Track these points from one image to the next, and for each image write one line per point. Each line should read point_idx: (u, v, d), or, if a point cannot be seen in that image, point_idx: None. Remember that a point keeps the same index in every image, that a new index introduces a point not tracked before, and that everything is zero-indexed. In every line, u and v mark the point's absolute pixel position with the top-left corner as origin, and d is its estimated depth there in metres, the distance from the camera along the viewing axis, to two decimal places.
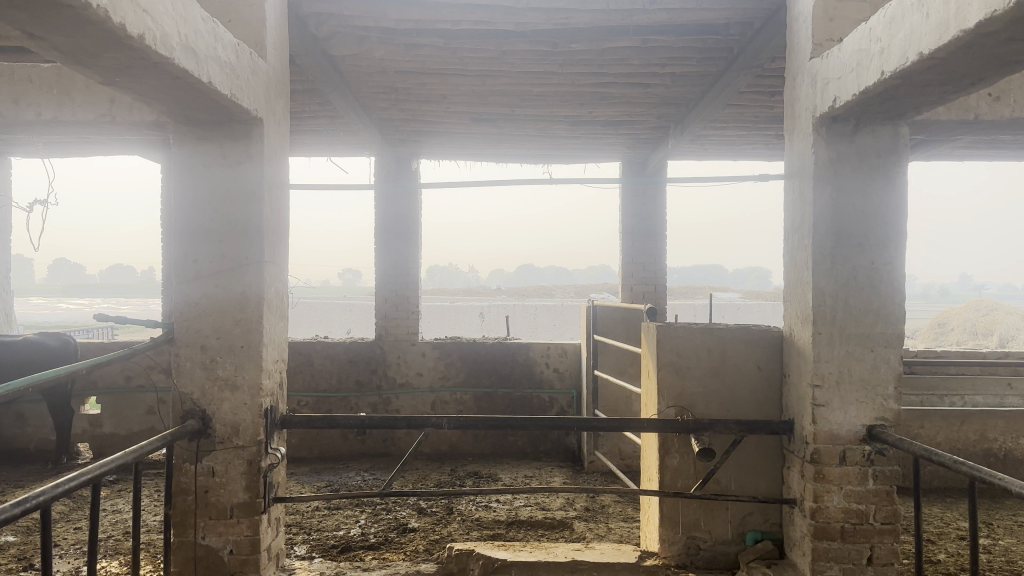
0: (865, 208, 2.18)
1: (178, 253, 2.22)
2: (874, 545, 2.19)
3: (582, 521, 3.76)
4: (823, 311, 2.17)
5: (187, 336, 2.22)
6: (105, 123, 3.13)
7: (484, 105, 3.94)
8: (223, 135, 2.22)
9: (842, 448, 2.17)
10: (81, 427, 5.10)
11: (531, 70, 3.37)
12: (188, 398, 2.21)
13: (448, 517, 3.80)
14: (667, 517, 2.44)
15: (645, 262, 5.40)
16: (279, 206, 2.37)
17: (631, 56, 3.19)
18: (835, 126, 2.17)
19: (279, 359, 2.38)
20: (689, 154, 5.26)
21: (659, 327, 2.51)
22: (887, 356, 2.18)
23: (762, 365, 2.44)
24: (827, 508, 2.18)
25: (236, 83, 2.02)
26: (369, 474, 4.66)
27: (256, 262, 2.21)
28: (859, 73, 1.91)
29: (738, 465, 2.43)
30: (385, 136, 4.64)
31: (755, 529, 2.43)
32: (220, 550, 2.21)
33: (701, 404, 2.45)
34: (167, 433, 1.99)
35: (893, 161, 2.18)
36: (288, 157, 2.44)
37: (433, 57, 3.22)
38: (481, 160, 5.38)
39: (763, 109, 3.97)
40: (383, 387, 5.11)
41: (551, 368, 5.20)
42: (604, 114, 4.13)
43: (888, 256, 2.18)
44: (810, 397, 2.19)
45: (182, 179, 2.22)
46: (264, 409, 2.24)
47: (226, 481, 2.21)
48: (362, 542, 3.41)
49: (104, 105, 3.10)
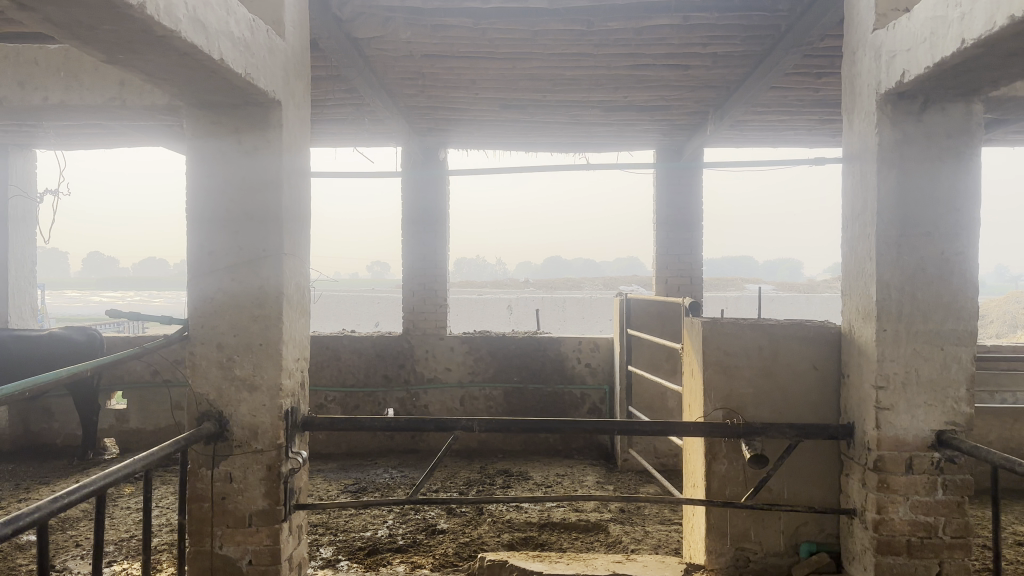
0: (934, 193, 1.98)
1: (193, 246, 2.10)
2: (944, 561, 2.00)
3: (618, 524, 3.60)
4: (888, 306, 1.99)
5: (204, 333, 2.09)
6: (114, 108, 2.99)
7: (514, 90, 3.78)
8: (238, 120, 2.08)
9: (908, 456, 1.99)
10: (108, 422, 5.03)
11: (564, 51, 3.20)
12: (204, 399, 2.09)
13: (478, 519, 3.67)
14: (714, 527, 2.28)
15: (679, 254, 5.21)
16: (300, 197, 2.23)
17: (670, 35, 3.02)
18: (901, 103, 1.99)
19: (300, 358, 2.25)
20: (727, 140, 5.06)
21: (704, 323, 2.34)
22: (958, 355, 1.99)
23: (819, 364, 2.25)
24: (891, 521, 2.00)
25: (250, 61, 1.88)
26: (397, 472, 4.54)
27: (274, 255, 2.08)
28: (933, 43, 1.73)
29: (791, 472, 2.25)
30: (412, 125, 4.51)
31: (810, 541, 2.25)
32: (238, 560, 2.08)
33: (751, 407, 2.28)
34: (180, 438, 1.87)
35: (965, 142, 1.98)
36: (309, 143, 2.30)
37: (461, 39, 3.07)
38: (511, 150, 5.21)
39: (807, 92, 3.76)
40: (411, 383, 4.99)
41: (583, 363, 5.02)
42: (639, 99, 3.95)
43: (961, 245, 1.98)
44: (873, 399, 2.01)
45: (197, 168, 2.10)
46: (284, 410, 2.10)
47: (245, 488, 2.08)
48: (391, 544, 3.28)
49: (113, 88, 2.96)
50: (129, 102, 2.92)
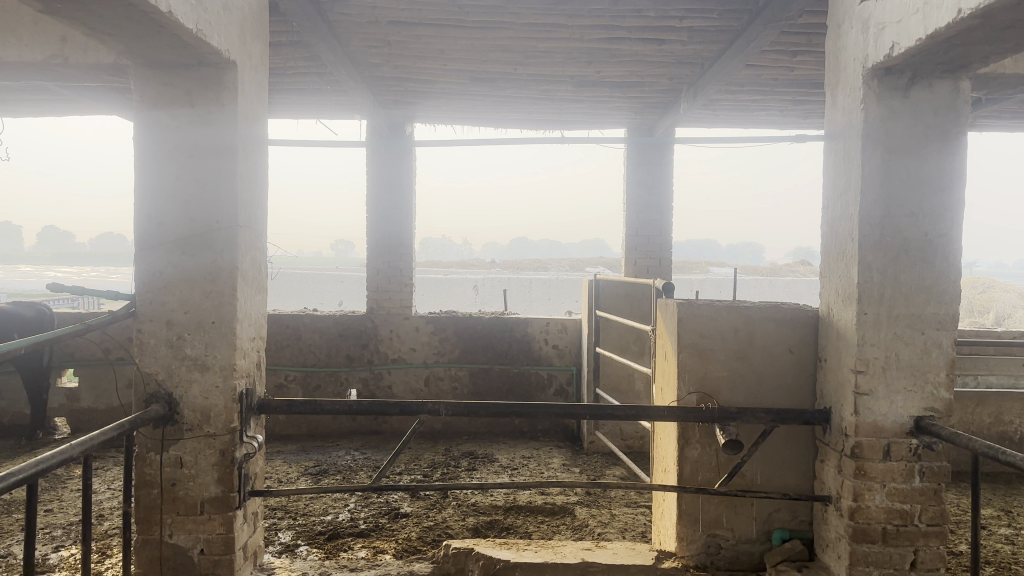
0: (919, 173, 1.92)
1: (141, 216, 1.96)
2: (919, 549, 1.96)
3: (584, 507, 3.54)
4: (870, 288, 1.93)
5: (153, 310, 1.96)
6: (54, 67, 2.73)
7: (484, 62, 3.66)
8: (190, 81, 1.95)
9: (886, 442, 1.94)
10: (59, 401, 4.83)
11: (535, 21, 3.09)
12: (152, 379, 1.96)
13: (443, 502, 3.58)
14: (686, 514, 2.22)
15: (648, 234, 5.15)
16: (257, 167, 2.10)
17: (646, 7, 2.92)
18: (887, 79, 1.92)
19: (256, 337, 2.13)
20: (698, 120, 4.99)
21: (679, 304, 2.27)
22: (939, 339, 1.94)
23: (793, 348, 2.21)
24: (867, 508, 1.95)
25: (202, 16, 1.75)
26: (360, 454, 4.43)
27: (229, 225, 1.95)
28: (925, 14, 1.66)
29: (765, 458, 2.20)
30: (378, 97, 4.36)
31: (782, 528, 2.21)
32: (189, 549, 1.97)
33: (726, 391, 2.22)
34: (126, 420, 1.75)
35: (952, 121, 1.92)
36: (267, 109, 2.17)
37: (430, 5, 2.94)
38: (479, 126, 5.09)
39: (782, 71, 3.70)
40: (374, 362, 4.87)
41: (550, 344, 4.95)
42: (612, 74, 3.85)
43: (944, 227, 1.93)
44: (852, 384, 1.96)
45: (146, 133, 1.96)
46: (239, 392, 1.99)
47: (196, 474, 1.97)
48: (352, 528, 3.18)
49: (53, 46, 2.70)
50: (70, 60, 2.68)
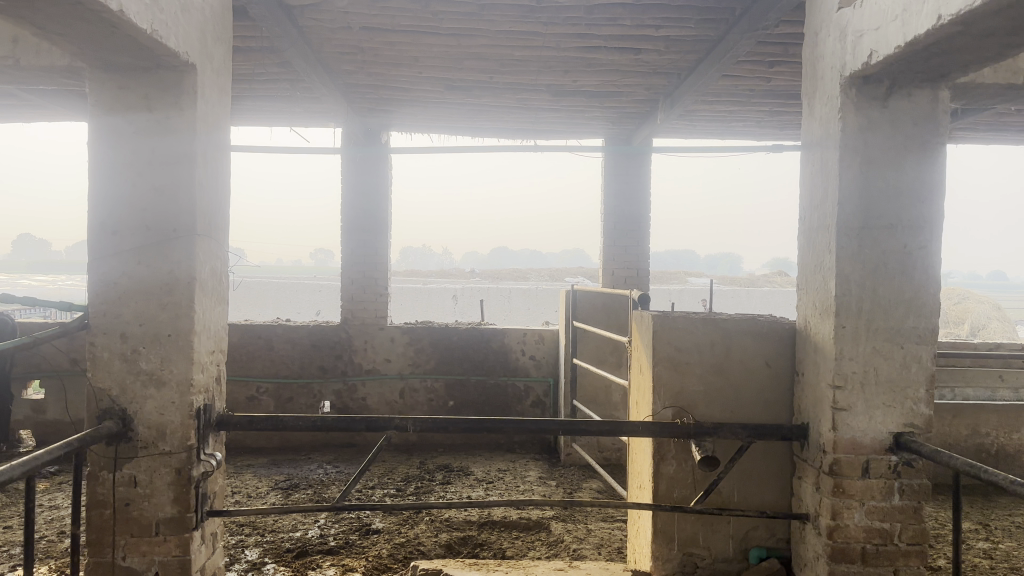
0: (898, 184, 1.89)
1: (94, 223, 1.88)
2: (899, 568, 1.92)
3: (560, 522, 3.48)
4: (848, 301, 1.88)
5: (106, 322, 1.87)
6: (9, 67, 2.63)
7: (460, 70, 3.60)
8: (148, 85, 1.87)
9: (865, 459, 1.90)
10: (23, 413, 4.70)
11: (511, 29, 3.04)
12: (105, 395, 1.87)
13: (416, 518, 3.50)
14: (661, 532, 2.16)
15: (627, 245, 5.11)
16: (218, 175, 2.03)
17: (621, 15, 2.88)
18: (865, 88, 1.88)
19: (215, 350, 2.04)
20: (676, 130, 4.96)
21: (654, 317, 2.21)
22: (918, 354, 1.90)
23: (771, 362, 2.16)
24: (846, 527, 1.90)
25: (158, 16, 1.68)
26: (332, 467, 4.34)
27: (186, 234, 1.87)
28: (904, 21, 1.62)
29: (742, 474, 2.15)
30: (351, 104, 4.29)
31: (759, 546, 2.16)
32: (143, 572, 1.89)
33: (702, 406, 2.17)
34: (75, 439, 1.66)
35: (930, 132, 1.89)
36: (230, 115, 2.10)
37: (403, 11, 2.88)
38: (455, 134, 5.03)
39: (758, 82, 3.67)
40: (348, 374, 4.78)
41: (527, 355, 4.89)
42: (589, 84, 3.81)
43: (923, 239, 1.89)
44: (830, 400, 1.91)
45: (102, 138, 1.88)
46: (196, 408, 1.91)
47: (151, 493, 1.88)
48: (321, 545, 3.10)
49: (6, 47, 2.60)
50: (22, 61, 2.57)
